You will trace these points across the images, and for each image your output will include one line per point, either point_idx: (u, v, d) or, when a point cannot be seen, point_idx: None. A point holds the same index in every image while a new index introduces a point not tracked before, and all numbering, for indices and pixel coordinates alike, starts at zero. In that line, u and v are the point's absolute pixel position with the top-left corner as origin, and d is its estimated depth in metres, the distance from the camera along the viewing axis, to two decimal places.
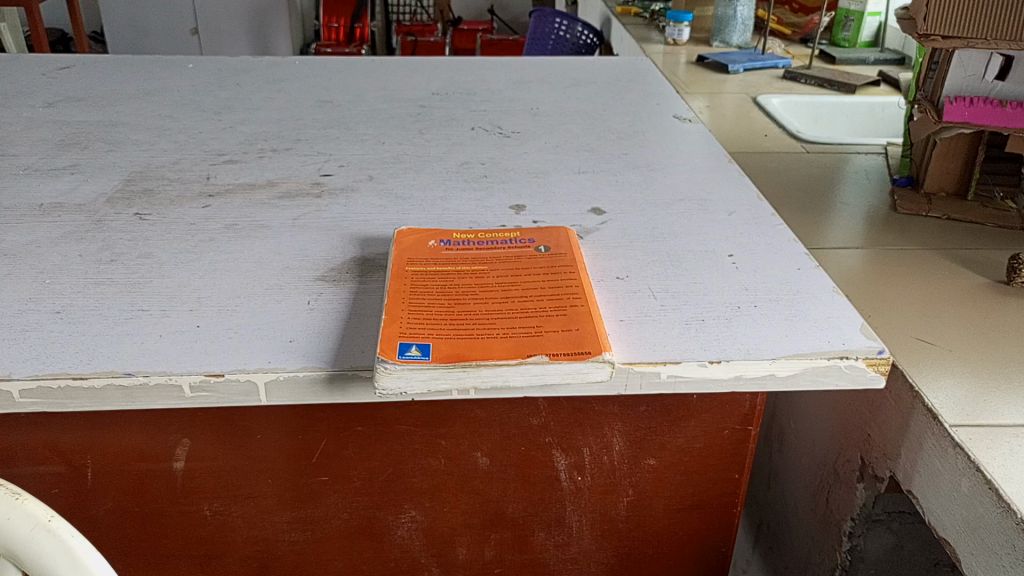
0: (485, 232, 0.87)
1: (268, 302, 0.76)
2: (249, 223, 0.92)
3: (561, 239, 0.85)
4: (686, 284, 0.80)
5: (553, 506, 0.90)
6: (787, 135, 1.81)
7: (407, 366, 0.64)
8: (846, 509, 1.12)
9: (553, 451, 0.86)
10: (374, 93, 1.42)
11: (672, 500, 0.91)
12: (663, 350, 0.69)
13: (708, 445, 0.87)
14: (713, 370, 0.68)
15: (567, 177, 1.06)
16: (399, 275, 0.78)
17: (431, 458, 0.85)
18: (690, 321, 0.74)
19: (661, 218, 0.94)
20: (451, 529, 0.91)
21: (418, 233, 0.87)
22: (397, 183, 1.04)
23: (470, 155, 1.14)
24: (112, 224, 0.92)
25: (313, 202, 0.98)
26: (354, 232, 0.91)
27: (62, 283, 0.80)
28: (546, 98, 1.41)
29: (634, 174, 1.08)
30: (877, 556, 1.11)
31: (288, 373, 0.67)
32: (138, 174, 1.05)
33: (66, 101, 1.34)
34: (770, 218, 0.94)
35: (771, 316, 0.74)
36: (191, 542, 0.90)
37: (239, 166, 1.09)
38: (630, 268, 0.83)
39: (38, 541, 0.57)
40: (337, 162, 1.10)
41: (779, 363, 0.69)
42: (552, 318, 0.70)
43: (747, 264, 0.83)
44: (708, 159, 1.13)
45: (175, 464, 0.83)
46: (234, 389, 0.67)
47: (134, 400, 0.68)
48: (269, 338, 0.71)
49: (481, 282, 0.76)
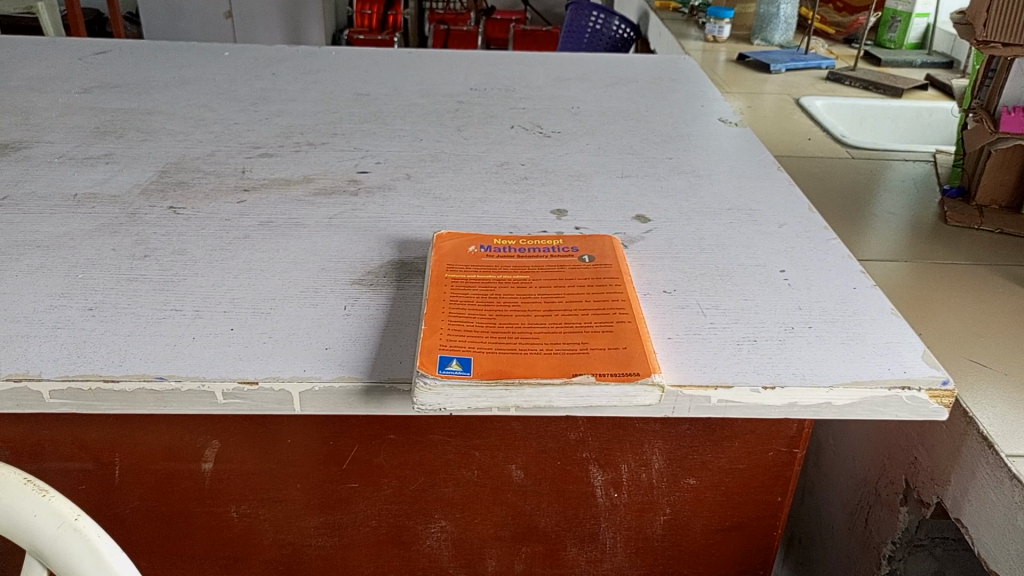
0: (527, 239, 0.84)
1: (303, 306, 0.74)
2: (285, 220, 0.90)
3: (606, 248, 0.82)
4: (737, 302, 0.76)
5: (587, 522, 0.87)
6: (831, 138, 1.76)
7: (447, 382, 0.62)
8: (886, 531, 1.08)
9: (590, 467, 0.83)
10: (412, 87, 1.39)
11: (711, 520, 0.88)
12: (714, 373, 0.66)
13: (751, 466, 0.83)
14: (767, 396, 0.65)
15: (610, 181, 1.03)
16: (439, 282, 0.75)
17: (465, 470, 0.83)
18: (742, 341, 0.70)
19: (708, 229, 0.91)
20: (481, 541, 0.89)
21: (458, 237, 0.84)
22: (434, 182, 1.01)
23: (509, 155, 1.11)
24: (146, 218, 0.90)
25: (349, 200, 0.96)
26: (391, 234, 0.88)
27: (95, 278, 0.78)
28: (586, 97, 1.37)
29: (679, 180, 1.04)
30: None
31: (324, 384, 0.65)
32: (172, 166, 1.04)
33: (102, 87, 1.32)
34: (823, 231, 0.90)
35: (826, 340, 0.71)
36: (217, 544, 0.88)
37: (274, 159, 1.06)
38: (678, 282, 0.79)
39: (64, 541, 0.55)
40: (374, 158, 1.08)
41: (837, 391, 0.65)
42: (599, 334, 0.67)
43: (800, 281, 0.80)
44: (756, 166, 1.09)
45: (204, 465, 0.82)
46: (268, 397, 0.65)
47: (165, 405, 0.66)
48: (304, 345, 0.69)
49: (523, 293, 0.73)
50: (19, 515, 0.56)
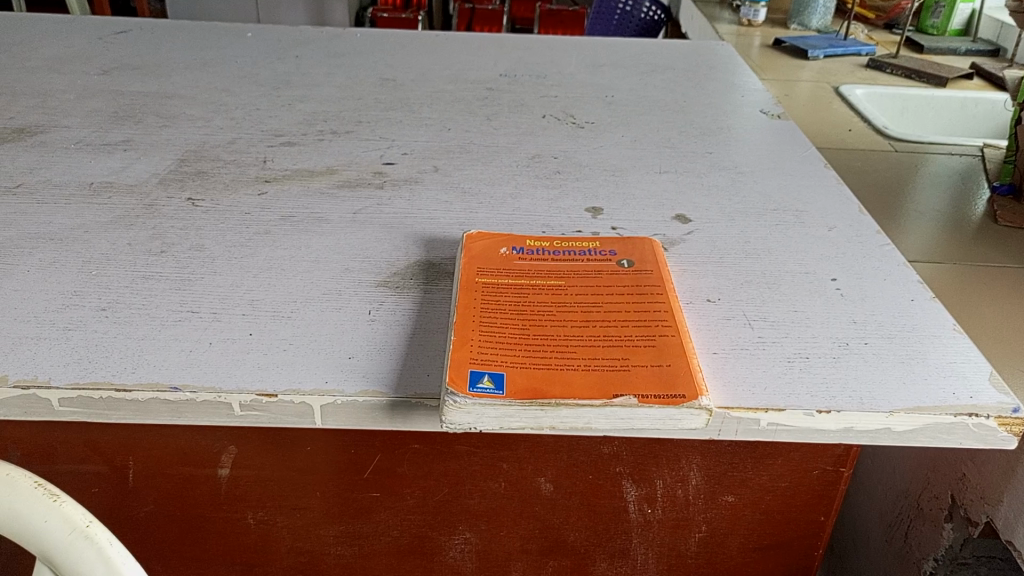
0: (561, 241, 0.79)
1: (326, 311, 0.71)
2: (308, 215, 0.86)
3: (646, 252, 0.77)
4: (786, 314, 0.71)
5: (617, 537, 0.84)
6: (873, 129, 1.69)
7: (478, 401, 0.57)
8: (928, 547, 1.04)
9: (623, 481, 0.79)
10: (439, 72, 1.34)
11: (749, 539, 0.83)
12: (764, 394, 0.62)
13: (795, 485, 0.79)
14: (821, 420, 0.61)
15: (648, 177, 0.98)
16: (469, 287, 0.71)
17: (492, 481, 0.79)
18: (794, 358, 0.66)
19: (753, 231, 0.86)
20: (506, 554, 0.85)
21: (489, 238, 0.79)
22: (463, 176, 0.97)
23: (541, 147, 1.06)
24: (163, 210, 0.87)
25: (375, 194, 0.92)
26: (418, 231, 0.84)
27: (109, 275, 0.75)
28: (621, 85, 1.32)
29: (720, 177, 0.99)
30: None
31: (347, 398, 0.61)
32: (191, 154, 1.00)
33: (121, 69, 1.29)
34: (875, 236, 0.85)
35: (885, 359, 0.66)
36: (233, 549, 0.85)
37: (297, 148, 1.02)
38: (722, 290, 0.75)
39: (75, 547, 0.51)
40: (400, 149, 1.04)
41: (897, 418, 0.61)
42: (640, 348, 0.63)
43: (853, 291, 0.75)
44: (801, 162, 1.03)
45: (220, 471, 0.79)
46: (287, 410, 0.61)
47: (179, 415, 0.62)
48: (326, 353, 0.65)
49: (558, 301, 0.69)
50: (29, 522, 0.52)
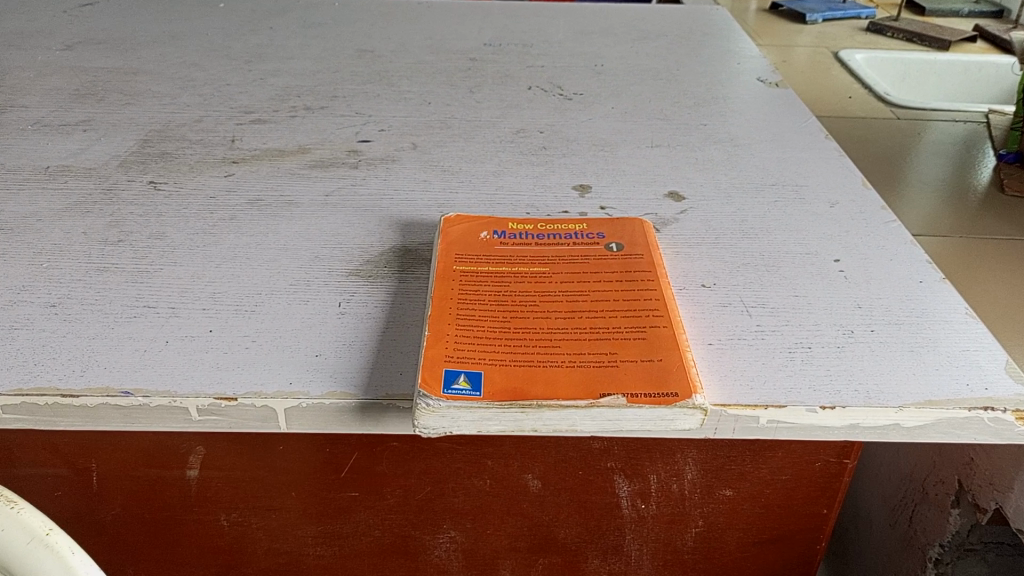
0: (546, 223, 0.74)
1: (293, 303, 0.66)
2: (277, 198, 0.81)
3: (636, 234, 0.72)
4: (786, 299, 0.67)
5: (610, 533, 0.80)
6: (873, 95, 1.63)
7: (453, 404, 0.53)
8: (933, 532, 1.00)
9: (614, 476, 0.75)
10: (420, 42, 1.28)
11: (748, 533, 0.80)
12: (763, 389, 0.57)
13: (796, 477, 0.75)
14: (825, 417, 0.56)
15: (639, 151, 0.93)
16: (446, 276, 0.66)
17: (476, 479, 0.75)
18: (795, 348, 0.61)
19: (750, 209, 0.81)
20: (494, 552, 0.81)
21: (469, 221, 0.74)
22: (443, 153, 0.91)
23: (527, 121, 1.01)
24: (123, 195, 0.81)
25: (350, 174, 0.86)
26: (394, 214, 0.79)
27: (61, 268, 0.69)
28: (611, 53, 1.26)
29: (716, 150, 0.94)
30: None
31: (312, 401, 0.56)
32: (155, 134, 0.94)
33: (86, 43, 1.22)
34: (880, 212, 0.80)
35: (892, 348, 0.61)
36: (207, 552, 0.81)
37: (268, 126, 0.97)
38: (718, 274, 0.70)
39: (34, 557, 0.46)
40: (377, 125, 0.98)
41: (907, 413, 0.56)
42: (630, 341, 0.58)
43: (858, 273, 0.70)
44: (801, 133, 0.98)
45: (188, 472, 0.74)
46: (249, 415, 0.57)
47: (132, 422, 0.58)
48: (292, 351, 0.60)
49: (542, 291, 0.64)
50: None
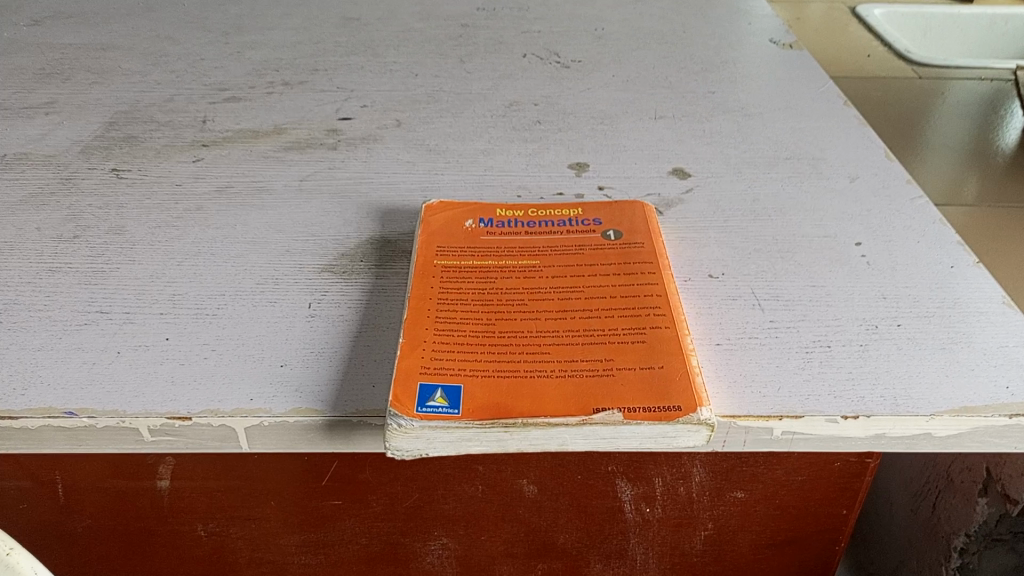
0: (538, 208, 0.68)
1: (258, 305, 0.60)
2: (248, 185, 0.75)
3: (636, 220, 0.66)
4: (802, 291, 0.60)
5: (613, 538, 0.74)
6: (893, 53, 1.54)
7: (429, 424, 0.47)
8: (960, 521, 0.91)
9: (616, 480, 0.69)
10: (409, 8, 1.20)
11: (761, 535, 0.74)
12: (777, 396, 0.51)
13: (813, 479, 0.69)
14: (846, 427, 0.50)
15: (641, 124, 0.86)
16: (425, 272, 0.60)
17: (467, 485, 0.69)
18: (812, 348, 0.55)
19: (762, 186, 0.74)
20: (489, 558, 0.76)
21: (453, 208, 0.68)
22: (430, 131, 0.85)
23: (521, 92, 0.94)
24: (82, 184, 0.75)
25: (328, 156, 0.80)
26: (374, 200, 0.73)
27: (10, 270, 0.64)
28: (612, 15, 1.18)
29: (725, 121, 0.87)
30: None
31: (274, 419, 0.51)
32: (122, 115, 0.88)
33: (55, 18, 1.15)
34: (904, 187, 0.73)
35: (921, 345, 0.55)
36: (187, 562, 0.76)
37: (242, 104, 0.90)
38: (727, 262, 0.63)
39: None
40: (360, 100, 0.91)
41: (939, 422, 0.50)
42: (628, 345, 0.52)
43: (881, 259, 0.63)
44: (817, 100, 0.91)
45: (159, 483, 0.69)
46: (206, 435, 0.52)
47: (80, 444, 0.52)
48: (254, 361, 0.55)
49: (531, 288, 0.58)
50: None
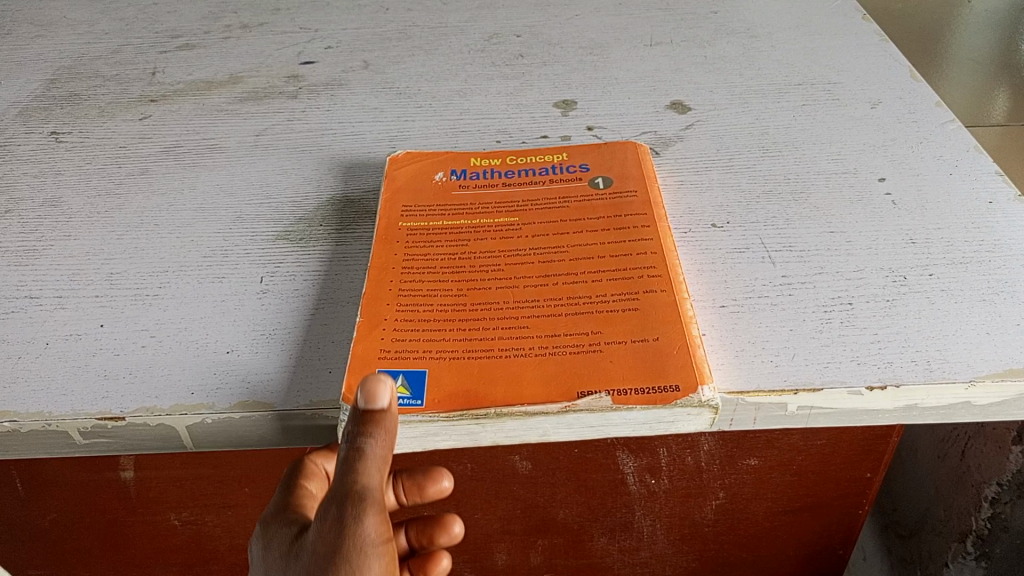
0: (517, 155, 0.60)
1: (205, 282, 0.53)
2: (198, 143, 0.67)
3: (627, 164, 0.58)
4: (819, 238, 0.53)
5: (617, 511, 0.69)
6: None
7: None
8: (990, 469, 0.81)
9: (618, 453, 0.63)
10: None
11: (777, 502, 0.69)
12: (792, 366, 0.44)
13: (835, 442, 0.63)
14: (872, 399, 0.43)
15: (635, 52, 0.77)
16: (388, 236, 0.53)
17: (455, 464, 0.63)
18: (832, 306, 0.48)
19: (772, 118, 0.66)
20: (485, 536, 0.71)
21: (421, 160, 0.61)
22: (400, 72, 0.77)
23: (502, 23, 0.85)
24: (17, 150, 0.67)
25: (287, 106, 0.72)
26: (337, 154, 0.65)
27: None
28: None
29: (729, 44, 0.78)
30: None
31: (218, 416, 0.45)
32: (65, 70, 0.80)
33: None
34: (931, 111, 0.64)
35: (958, 297, 0.48)
36: (165, 551, 0.72)
37: (196, 51, 0.82)
38: (732, 209, 0.56)
39: None
40: (324, 41, 0.83)
41: (980, 389, 0.43)
42: (617, 313, 0.45)
43: (909, 197, 0.56)
44: (830, 16, 0.81)
45: (123, 474, 0.64)
46: (144, 435, 0.45)
47: (5, 450, 0.46)
48: (197, 348, 0.48)
49: (507, 249, 0.51)
50: None
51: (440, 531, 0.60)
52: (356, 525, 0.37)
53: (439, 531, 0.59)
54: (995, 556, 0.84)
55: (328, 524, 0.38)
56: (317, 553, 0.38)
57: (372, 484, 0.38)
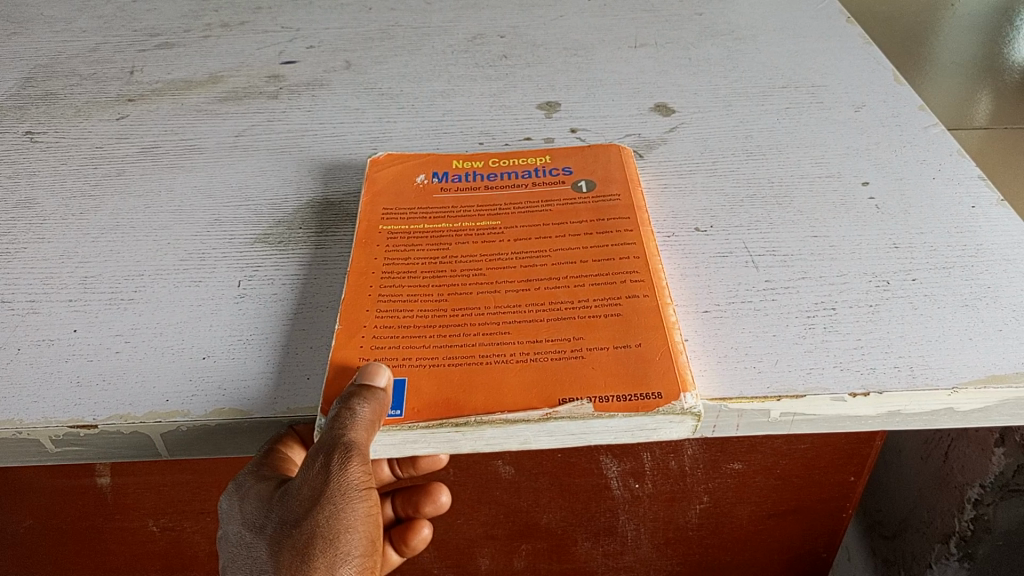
0: (500, 157, 0.60)
1: (181, 285, 0.52)
2: (177, 144, 0.66)
3: (610, 167, 0.58)
4: (803, 243, 0.52)
5: (601, 515, 0.69)
6: None
7: None
8: (973, 471, 0.81)
9: (601, 457, 0.63)
10: None
11: (761, 506, 0.69)
12: (775, 372, 0.44)
13: (819, 445, 0.63)
14: (855, 405, 0.43)
15: (620, 54, 0.77)
16: (368, 240, 0.52)
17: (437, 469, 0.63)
18: (816, 311, 0.47)
19: (757, 121, 0.65)
20: (468, 541, 0.70)
21: (403, 163, 0.60)
22: (383, 72, 0.76)
23: (486, 23, 0.84)
24: None
25: (267, 106, 0.71)
26: (318, 156, 0.64)
27: None
28: None
29: (714, 46, 0.77)
30: (1011, 528, 0.81)
31: (194, 423, 0.44)
32: (41, 69, 0.78)
33: None
34: (915, 115, 0.64)
35: (940, 302, 0.48)
36: (143, 558, 0.71)
37: (175, 50, 0.81)
38: (717, 212, 0.56)
39: None
40: (307, 40, 0.82)
41: (962, 396, 0.43)
42: (600, 319, 0.45)
43: (893, 201, 0.55)
44: (815, 19, 0.81)
45: (100, 481, 0.63)
46: (118, 442, 0.45)
47: None
48: (173, 353, 0.47)
49: (489, 254, 0.50)
50: None
51: (426, 500, 0.60)
52: (343, 474, 0.40)
53: (425, 500, 0.59)
54: (977, 558, 0.84)
55: (315, 473, 0.40)
56: (302, 495, 0.41)
57: (360, 440, 0.39)
